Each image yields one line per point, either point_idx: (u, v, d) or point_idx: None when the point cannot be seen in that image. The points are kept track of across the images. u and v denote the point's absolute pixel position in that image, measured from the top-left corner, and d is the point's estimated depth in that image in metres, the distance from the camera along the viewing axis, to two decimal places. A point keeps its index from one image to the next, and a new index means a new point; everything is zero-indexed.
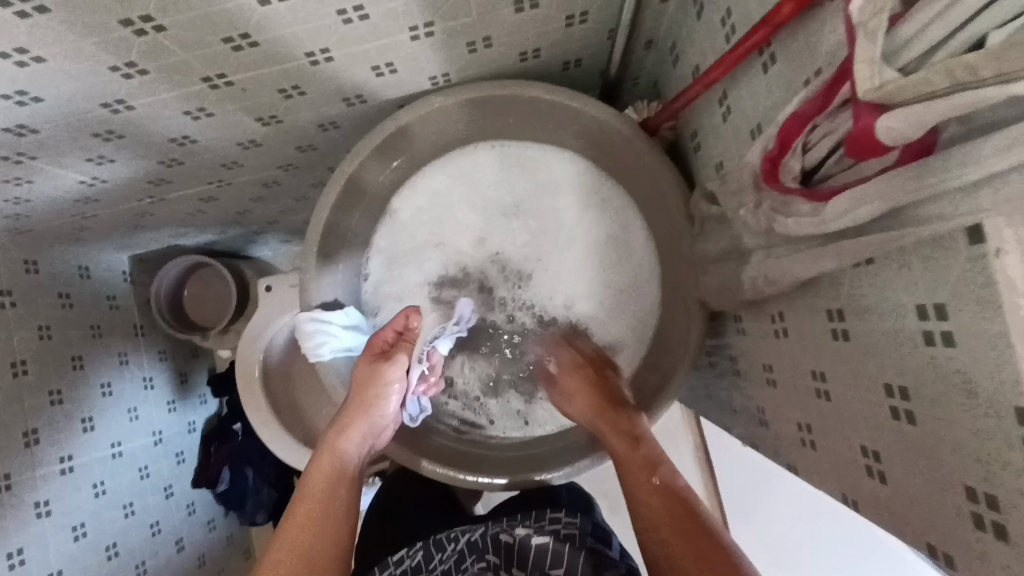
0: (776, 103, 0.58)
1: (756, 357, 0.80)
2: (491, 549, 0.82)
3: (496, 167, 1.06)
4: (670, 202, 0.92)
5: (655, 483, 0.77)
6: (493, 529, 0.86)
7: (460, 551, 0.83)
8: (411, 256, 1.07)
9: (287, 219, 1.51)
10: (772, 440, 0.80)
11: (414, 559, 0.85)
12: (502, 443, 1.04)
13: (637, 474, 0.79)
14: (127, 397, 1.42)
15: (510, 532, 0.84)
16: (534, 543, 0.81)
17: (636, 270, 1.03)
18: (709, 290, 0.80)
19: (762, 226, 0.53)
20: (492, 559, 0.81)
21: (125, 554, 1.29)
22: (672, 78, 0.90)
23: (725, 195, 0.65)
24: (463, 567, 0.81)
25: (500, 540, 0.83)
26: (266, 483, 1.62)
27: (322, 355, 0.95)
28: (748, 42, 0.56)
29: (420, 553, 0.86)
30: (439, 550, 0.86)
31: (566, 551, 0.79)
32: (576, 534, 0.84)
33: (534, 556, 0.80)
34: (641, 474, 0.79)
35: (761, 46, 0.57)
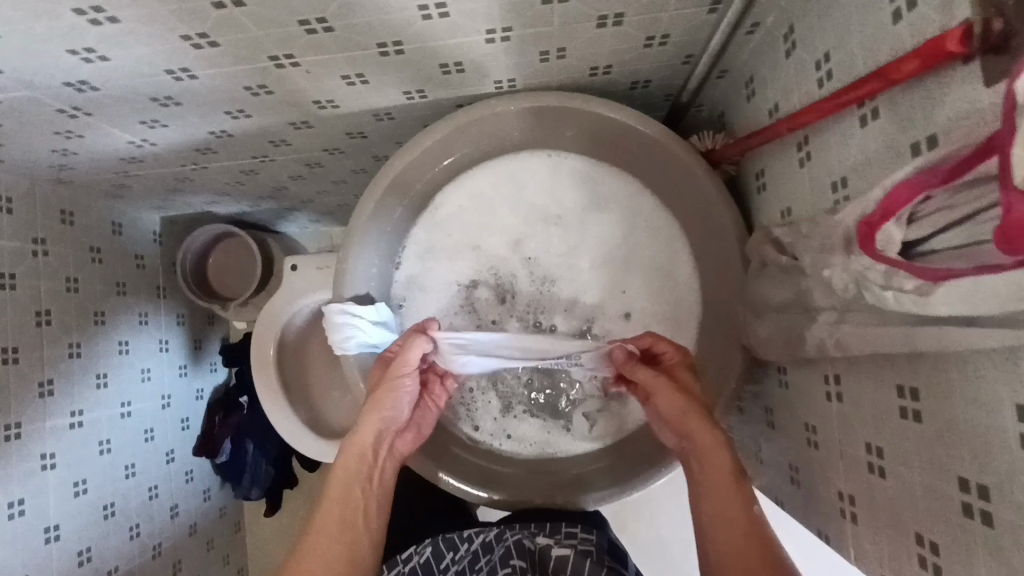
0: (871, 161, 0.55)
1: (797, 414, 0.77)
2: (514, 555, 0.77)
3: (546, 174, 1.03)
4: (725, 239, 0.89)
5: (741, 513, 0.73)
6: (514, 535, 0.81)
7: (474, 553, 0.83)
8: (445, 253, 1.04)
9: (321, 200, 1.49)
10: (804, 503, 0.77)
11: (422, 556, 0.84)
12: (515, 459, 0.99)
13: (722, 502, 0.74)
14: (141, 358, 1.41)
15: (531, 540, 0.80)
16: (555, 554, 0.77)
17: (676, 303, 1.00)
18: (757, 338, 0.77)
19: (846, 290, 0.50)
20: (519, 565, 0.76)
21: (121, 515, 1.28)
22: (743, 113, 0.86)
23: (800, 247, 0.62)
24: (477, 568, 0.80)
25: (523, 546, 0.78)
26: (265, 460, 1.60)
27: (347, 349, 0.92)
28: (852, 93, 0.53)
29: (429, 549, 0.85)
30: (451, 548, 0.85)
31: (589, 566, 0.75)
32: (594, 551, 0.79)
33: (556, 568, 0.76)
34: (729, 499, 0.74)
35: (863, 99, 0.54)
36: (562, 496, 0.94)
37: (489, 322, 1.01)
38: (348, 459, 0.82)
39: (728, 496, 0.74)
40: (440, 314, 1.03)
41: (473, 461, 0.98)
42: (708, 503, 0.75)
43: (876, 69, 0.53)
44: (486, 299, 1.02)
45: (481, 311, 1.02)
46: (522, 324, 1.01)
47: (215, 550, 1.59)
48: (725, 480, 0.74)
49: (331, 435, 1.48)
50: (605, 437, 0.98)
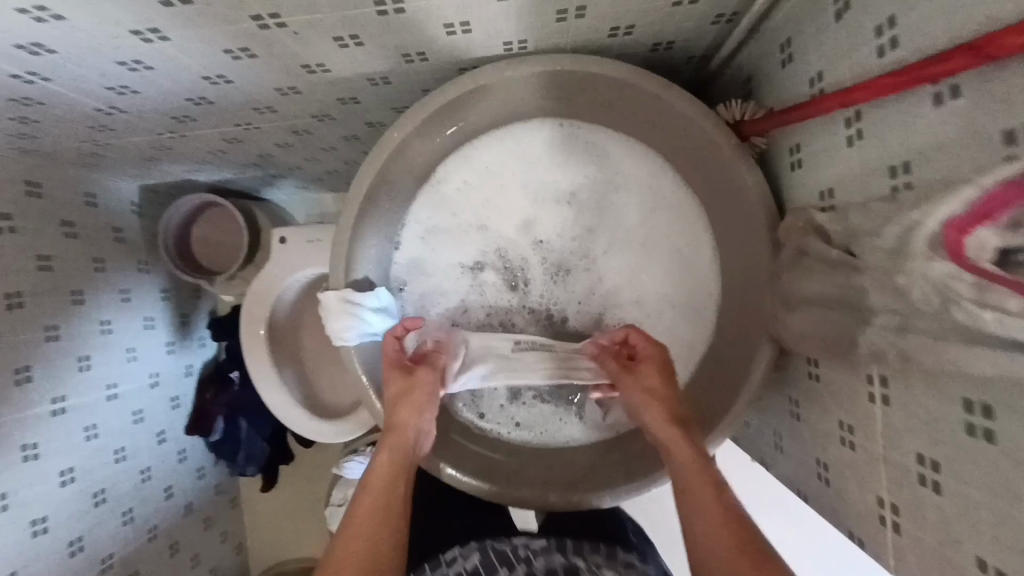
0: (944, 148, 0.49)
1: (832, 410, 0.73)
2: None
3: (559, 148, 0.97)
4: (751, 221, 0.83)
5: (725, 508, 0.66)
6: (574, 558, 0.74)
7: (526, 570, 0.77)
8: (450, 235, 0.99)
9: (310, 167, 1.39)
10: (836, 502, 0.74)
11: (468, 561, 0.78)
12: (524, 447, 0.97)
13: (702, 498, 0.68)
14: (126, 337, 1.34)
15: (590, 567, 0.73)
16: None
17: (694, 286, 0.95)
18: (790, 330, 0.72)
19: (925, 301, 0.44)
20: None
21: (113, 501, 1.24)
22: (776, 81, 0.78)
23: (857, 241, 0.56)
24: None
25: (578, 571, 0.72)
26: (260, 437, 1.57)
27: (346, 339, 0.86)
28: (931, 69, 0.46)
29: (477, 555, 0.78)
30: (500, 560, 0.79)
31: None
32: None
33: None
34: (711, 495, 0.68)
35: (940, 77, 0.47)
36: (578, 493, 0.87)
37: (500, 309, 0.98)
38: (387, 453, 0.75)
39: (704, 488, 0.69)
40: (445, 299, 0.99)
41: (485, 457, 0.93)
42: (697, 499, 0.68)
43: (961, 40, 0.46)
44: (494, 283, 0.99)
45: (489, 293, 0.99)
46: (530, 310, 0.99)
47: (213, 527, 1.56)
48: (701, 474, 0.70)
49: (330, 415, 1.44)
50: (619, 425, 0.96)
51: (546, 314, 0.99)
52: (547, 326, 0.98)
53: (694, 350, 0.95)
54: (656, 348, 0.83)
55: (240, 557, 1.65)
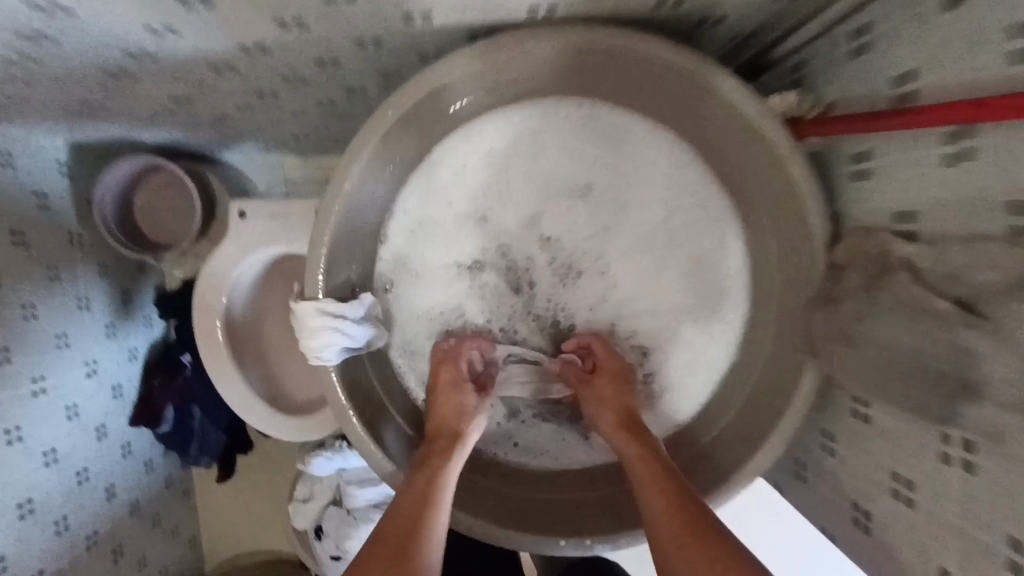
0: None
1: (883, 457, 0.65)
2: None
3: (575, 133, 0.84)
4: (801, 234, 0.72)
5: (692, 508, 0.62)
6: None
7: None
8: (443, 227, 0.86)
9: (274, 131, 1.20)
10: (879, 554, 0.67)
11: None
12: (524, 471, 0.87)
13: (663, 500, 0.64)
14: (54, 322, 1.16)
15: None
16: None
17: (722, 298, 0.84)
18: (847, 370, 0.63)
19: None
20: None
21: (42, 510, 1.09)
22: (842, 73, 0.66)
23: (988, 300, 0.46)
24: None
25: None
26: (215, 427, 1.43)
27: (326, 359, 0.75)
28: None
29: None
30: None
31: None
32: None
33: None
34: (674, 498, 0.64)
35: None
36: (590, 535, 0.74)
37: (501, 316, 0.87)
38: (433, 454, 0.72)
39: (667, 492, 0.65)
40: (437, 302, 0.87)
41: (482, 491, 0.81)
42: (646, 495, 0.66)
43: None
44: (492, 285, 0.87)
45: (489, 297, 0.87)
46: (532, 318, 0.88)
47: (163, 525, 1.42)
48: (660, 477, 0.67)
49: (296, 410, 1.30)
50: None
51: (552, 323, 0.88)
52: (553, 339, 0.88)
53: (715, 368, 0.85)
54: (614, 359, 0.82)
55: (194, 553, 1.53)
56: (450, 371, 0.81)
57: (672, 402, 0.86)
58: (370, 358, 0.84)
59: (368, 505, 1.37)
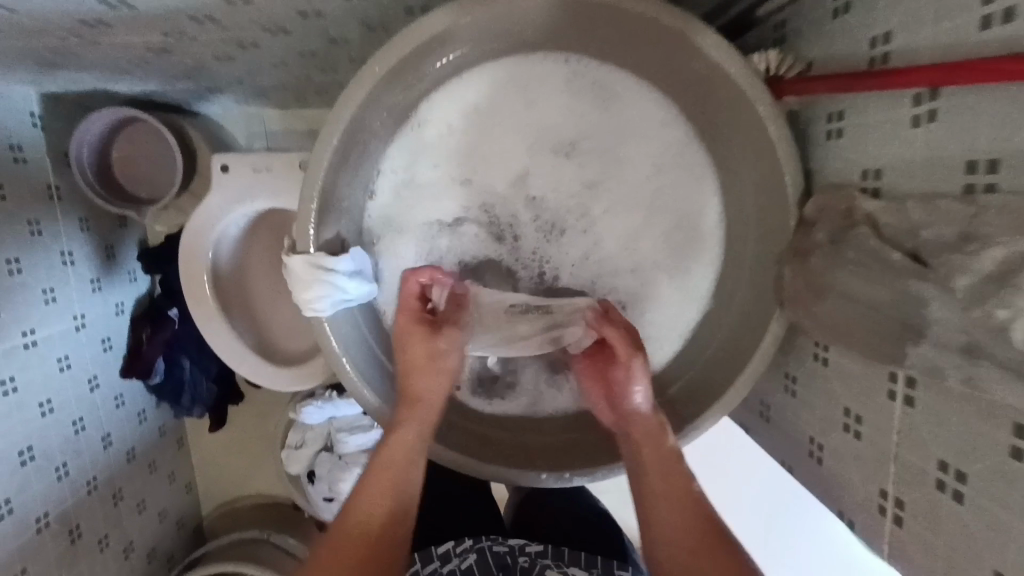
0: None
1: (837, 395, 0.71)
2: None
3: (567, 89, 0.86)
4: (776, 187, 0.76)
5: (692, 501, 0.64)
6: (546, 556, 0.80)
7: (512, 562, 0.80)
8: (429, 182, 0.89)
9: (255, 82, 1.19)
10: (829, 481, 0.74)
11: (464, 560, 0.80)
12: (508, 420, 0.91)
13: (671, 487, 0.66)
14: (40, 276, 1.16)
15: (562, 567, 0.78)
16: None
17: (698, 252, 0.88)
18: (808, 317, 0.68)
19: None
20: None
21: (42, 458, 1.12)
22: (822, 32, 0.69)
23: (932, 250, 0.50)
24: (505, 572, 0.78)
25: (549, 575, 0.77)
26: (206, 376, 1.45)
27: (319, 310, 0.78)
28: None
29: (472, 555, 0.80)
30: (495, 561, 0.80)
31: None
32: None
33: None
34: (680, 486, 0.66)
35: None
36: (569, 469, 0.82)
37: (485, 269, 0.90)
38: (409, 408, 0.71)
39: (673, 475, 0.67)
40: (419, 259, 0.90)
41: (475, 433, 0.88)
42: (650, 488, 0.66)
43: None
44: (477, 242, 0.89)
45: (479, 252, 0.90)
46: (517, 274, 0.90)
47: (159, 470, 1.47)
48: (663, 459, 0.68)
49: (284, 361, 1.32)
50: None
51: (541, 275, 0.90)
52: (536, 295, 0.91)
53: (689, 318, 0.90)
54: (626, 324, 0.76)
55: (189, 498, 1.58)
56: (421, 310, 0.75)
57: (647, 349, 0.90)
58: (361, 309, 0.86)
59: (359, 449, 1.44)
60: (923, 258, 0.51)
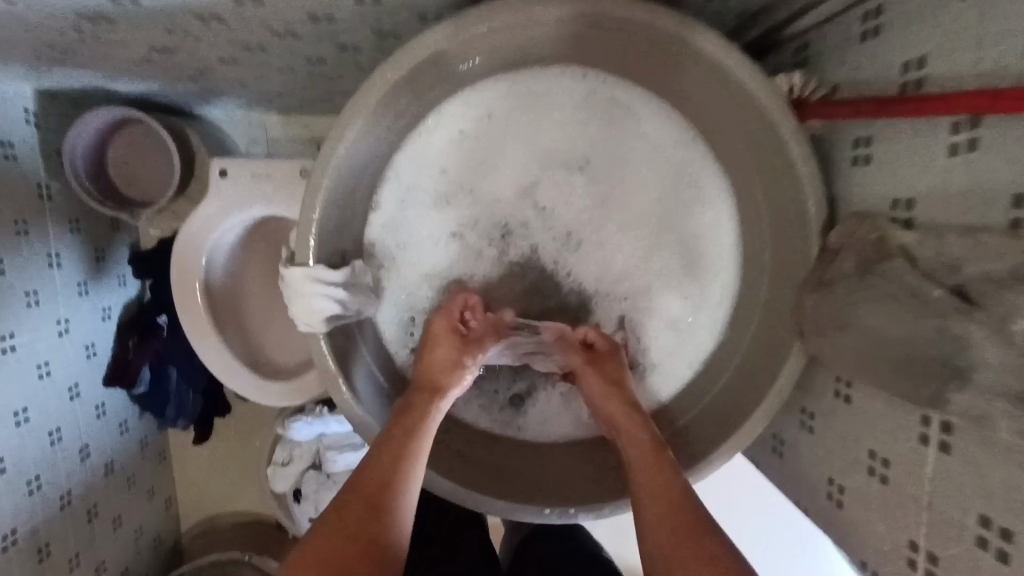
0: None
1: (860, 435, 0.67)
2: None
3: (578, 104, 0.84)
4: (796, 216, 0.73)
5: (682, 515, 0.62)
6: None
7: None
8: (433, 195, 0.86)
9: (260, 87, 1.16)
10: (850, 527, 0.70)
11: None
12: (512, 444, 0.88)
13: (662, 506, 0.63)
14: (24, 278, 1.11)
15: None
16: None
17: (711, 278, 0.85)
18: (831, 352, 0.65)
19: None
20: None
21: (14, 470, 1.07)
22: (848, 59, 0.67)
23: (978, 288, 0.47)
24: None
25: None
26: (192, 388, 1.41)
27: (317, 326, 0.74)
28: None
29: None
30: None
31: None
32: None
33: None
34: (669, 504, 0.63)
35: None
36: (574, 504, 0.76)
37: (503, 277, 0.88)
38: (415, 406, 0.71)
39: (668, 501, 0.64)
40: (429, 266, 0.87)
41: (480, 466, 0.83)
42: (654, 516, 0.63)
43: None
44: (486, 250, 0.87)
45: (492, 260, 0.87)
46: (518, 295, 0.88)
47: (138, 484, 1.41)
48: (657, 484, 0.66)
49: (275, 374, 1.27)
50: None
51: (554, 284, 0.88)
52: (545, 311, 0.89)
53: (702, 348, 0.87)
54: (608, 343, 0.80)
55: (168, 514, 1.51)
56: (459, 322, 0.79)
57: (657, 379, 0.87)
58: (359, 326, 0.82)
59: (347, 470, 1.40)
60: (969, 295, 0.48)
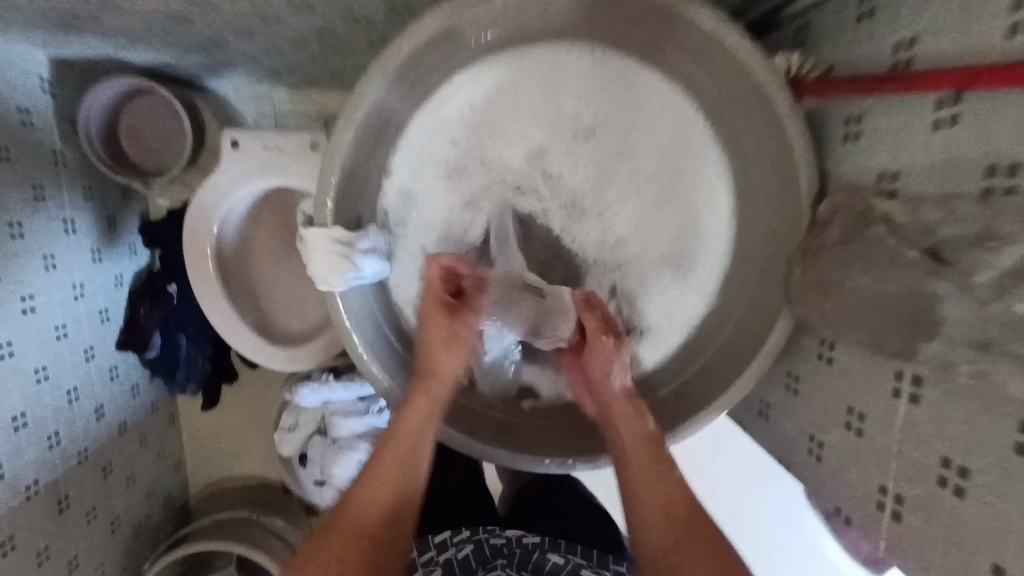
0: None
1: (840, 394, 0.72)
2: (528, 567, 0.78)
3: (587, 77, 0.87)
4: (789, 189, 0.78)
5: (670, 486, 0.68)
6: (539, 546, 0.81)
7: (509, 551, 0.80)
8: (443, 164, 0.90)
9: (271, 60, 1.18)
10: (827, 479, 0.75)
11: (460, 551, 0.80)
12: (515, 403, 0.93)
13: (653, 474, 0.69)
14: (41, 242, 1.14)
15: (557, 556, 0.80)
16: None
17: (707, 250, 0.90)
18: (815, 314, 0.69)
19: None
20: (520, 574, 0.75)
21: (35, 426, 1.11)
22: (843, 38, 0.71)
23: (953, 247, 0.51)
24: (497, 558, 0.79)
25: (542, 564, 0.78)
26: (201, 355, 1.44)
27: (331, 285, 0.80)
28: None
29: (469, 546, 0.80)
30: (493, 551, 0.80)
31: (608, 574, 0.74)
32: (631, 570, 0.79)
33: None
34: (656, 473, 0.70)
35: None
36: (572, 456, 0.83)
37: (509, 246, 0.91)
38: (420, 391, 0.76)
39: (653, 469, 0.70)
40: (437, 232, 0.91)
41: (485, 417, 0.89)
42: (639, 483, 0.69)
43: None
44: (492, 217, 0.91)
45: (498, 229, 0.91)
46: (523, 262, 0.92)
47: (149, 446, 1.46)
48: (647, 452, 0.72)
49: (283, 341, 1.32)
50: None
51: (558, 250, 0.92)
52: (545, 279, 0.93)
53: (695, 316, 0.91)
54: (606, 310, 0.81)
55: (177, 476, 1.57)
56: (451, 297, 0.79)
57: (651, 345, 0.92)
58: (372, 287, 0.87)
59: (353, 435, 1.43)
60: (942, 256, 0.52)
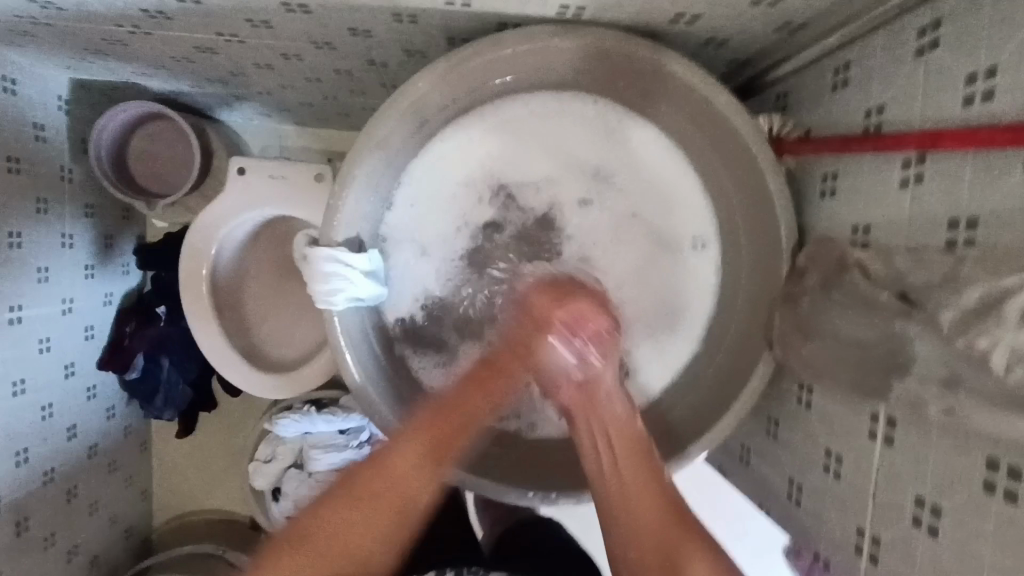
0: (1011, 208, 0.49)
1: (819, 436, 0.74)
2: None
3: (585, 126, 0.93)
4: (771, 239, 0.82)
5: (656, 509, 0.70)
6: None
7: None
8: (444, 198, 0.94)
9: (282, 95, 1.24)
10: (807, 523, 0.76)
11: None
12: (502, 436, 0.94)
13: (641, 500, 0.70)
14: (38, 254, 1.15)
15: None
16: None
17: (694, 295, 0.93)
18: (795, 357, 0.72)
19: (1009, 370, 0.44)
20: None
21: (6, 439, 1.08)
22: (819, 105, 0.77)
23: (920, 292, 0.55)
24: None
25: None
26: (182, 380, 1.42)
27: (334, 304, 0.82)
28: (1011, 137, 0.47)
29: None
30: None
31: None
32: None
33: None
34: (645, 494, 0.71)
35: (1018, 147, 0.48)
36: (555, 490, 0.85)
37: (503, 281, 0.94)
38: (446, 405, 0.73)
39: (647, 496, 0.71)
40: (434, 261, 0.94)
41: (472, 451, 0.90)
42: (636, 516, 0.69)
43: None
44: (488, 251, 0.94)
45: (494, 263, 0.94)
46: None
47: (118, 472, 1.41)
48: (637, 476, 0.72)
49: (271, 368, 1.31)
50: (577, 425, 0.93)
51: None
52: None
53: (679, 358, 0.93)
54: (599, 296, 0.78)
55: (142, 507, 1.50)
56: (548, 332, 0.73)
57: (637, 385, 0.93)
58: (369, 312, 0.89)
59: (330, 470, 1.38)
60: (910, 299, 0.56)
